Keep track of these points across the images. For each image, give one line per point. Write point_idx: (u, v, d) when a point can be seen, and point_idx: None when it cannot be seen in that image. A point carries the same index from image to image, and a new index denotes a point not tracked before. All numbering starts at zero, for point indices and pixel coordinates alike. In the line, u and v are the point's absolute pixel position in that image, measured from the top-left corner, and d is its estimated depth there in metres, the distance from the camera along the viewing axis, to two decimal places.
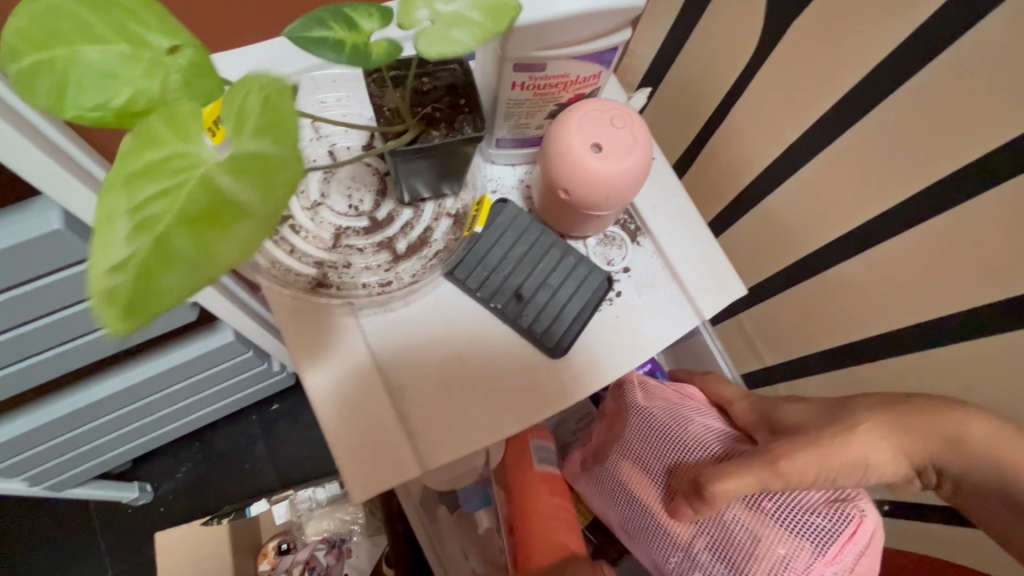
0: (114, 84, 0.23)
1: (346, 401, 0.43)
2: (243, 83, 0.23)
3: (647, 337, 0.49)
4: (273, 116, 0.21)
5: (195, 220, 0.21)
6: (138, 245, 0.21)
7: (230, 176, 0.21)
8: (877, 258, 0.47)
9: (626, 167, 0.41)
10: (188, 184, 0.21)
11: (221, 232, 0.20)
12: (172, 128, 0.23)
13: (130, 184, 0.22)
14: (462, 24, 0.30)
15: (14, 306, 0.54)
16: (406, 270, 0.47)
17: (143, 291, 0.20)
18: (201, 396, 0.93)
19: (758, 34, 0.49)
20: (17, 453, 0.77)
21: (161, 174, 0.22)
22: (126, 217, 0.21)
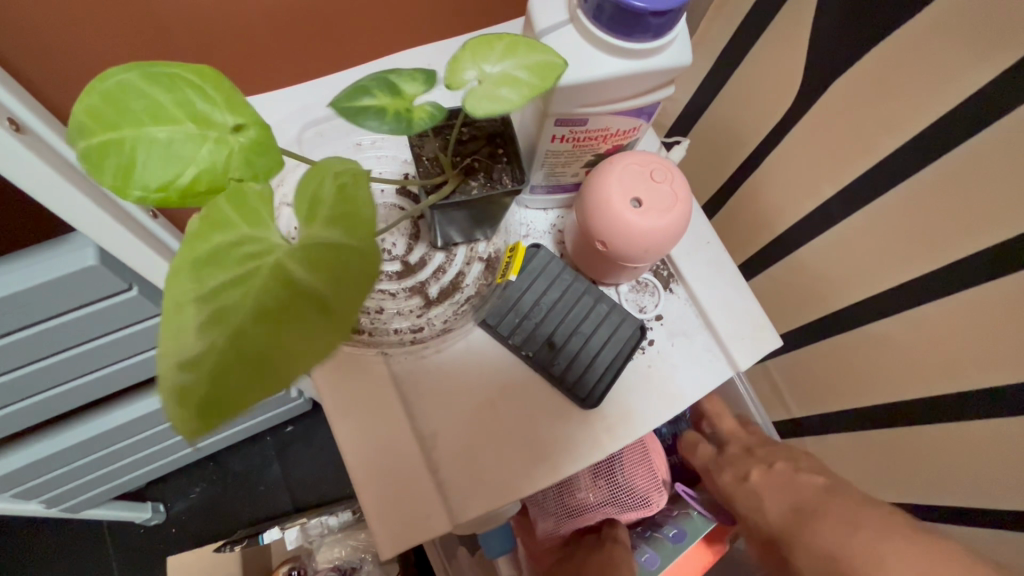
0: (181, 162, 0.23)
1: (374, 452, 0.42)
2: (313, 170, 0.25)
3: (681, 388, 0.48)
4: (350, 207, 0.23)
5: (270, 312, 0.21)
6: (211, 336, 0.21)
7: (304, 265, 0.22)
8: (918, 318, 0.46)
9: (666, 223, 0.40)
10: (260, 273, 0.22)
11: (297, 322, 0.21)
12: (242, 213, 0.23)
13: (199, 268, 0.22)
14: (511, 83, 0.30)
15: (44, 339, 0.54)
16: (437, 316, 0.47)
17: (213, 388, 0.20)
18: None
19: (800, 87, 0.49)
20: (31, 478, 0.77)
21: (228, 257, 0.22)
22: (196, 305, 0.21)
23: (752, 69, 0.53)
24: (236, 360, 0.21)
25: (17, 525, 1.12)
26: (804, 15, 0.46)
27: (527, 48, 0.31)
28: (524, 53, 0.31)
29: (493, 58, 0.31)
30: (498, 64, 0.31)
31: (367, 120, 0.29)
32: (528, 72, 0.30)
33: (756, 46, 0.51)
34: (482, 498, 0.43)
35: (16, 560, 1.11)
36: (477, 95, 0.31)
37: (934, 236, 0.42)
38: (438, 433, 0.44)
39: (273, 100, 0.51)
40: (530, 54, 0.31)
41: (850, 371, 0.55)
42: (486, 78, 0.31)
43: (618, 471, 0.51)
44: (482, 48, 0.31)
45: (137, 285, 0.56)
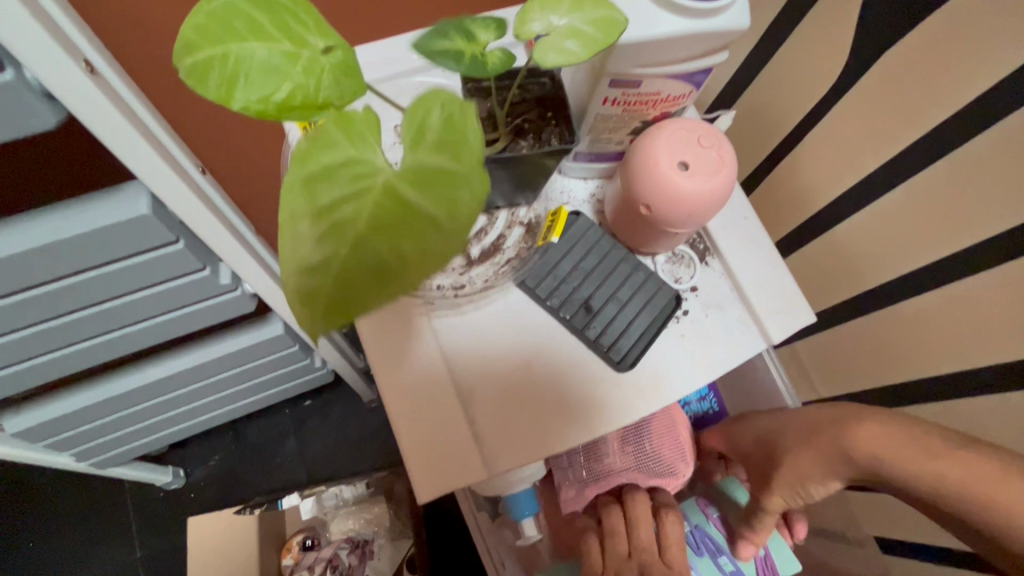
0: (278, 78, 0.24)
1: (412, 401, 0.43)
2: (419, 100, 0.25)
3: (713, 358, 0.49)
4: (455, 137, 0.24)
5: (383, 224, 0.23)
6: (330, 248, 0.23)
7: (413, 187, 0.23)
8: (954, 295, 0.46)
9: (712, 186, 0.41)
10: (373, 193, 0.23)
11: (409, 237, 0.23)
12: (348, 134, 0.24)
13: (311, 187, 0.23)
14: (576, 36, 0.31)
15: (93, 286, 0.56)
16: (479, 274, 0.48)
17: (337, 288, 0.22)
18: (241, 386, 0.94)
19: (844, 63, 0.49)
20: (66, 430, 0.79)
21: (340, 177, 0.23)
22: (312, 218, 0.23)
23: (796, 47, 0.53)
24: (355, 266, 0.22)
25: (46, 482, 1.16)
26: None
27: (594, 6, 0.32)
28: (591, 10, 0.32)
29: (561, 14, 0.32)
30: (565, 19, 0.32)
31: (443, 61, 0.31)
32: (594, 28, 0.31)
33: (801, 23, 0.52)
34: (515, 451, 0.45)
35: (43, 516, 1.15)
36: (545, 47, 0.32)
37: (973, 211, 0.42)
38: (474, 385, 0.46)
39: None
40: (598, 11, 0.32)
41: (884, 352, 0.55)
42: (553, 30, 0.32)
43: (647, 441, 0.51)
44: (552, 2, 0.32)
45: (184, 239, 0.58)
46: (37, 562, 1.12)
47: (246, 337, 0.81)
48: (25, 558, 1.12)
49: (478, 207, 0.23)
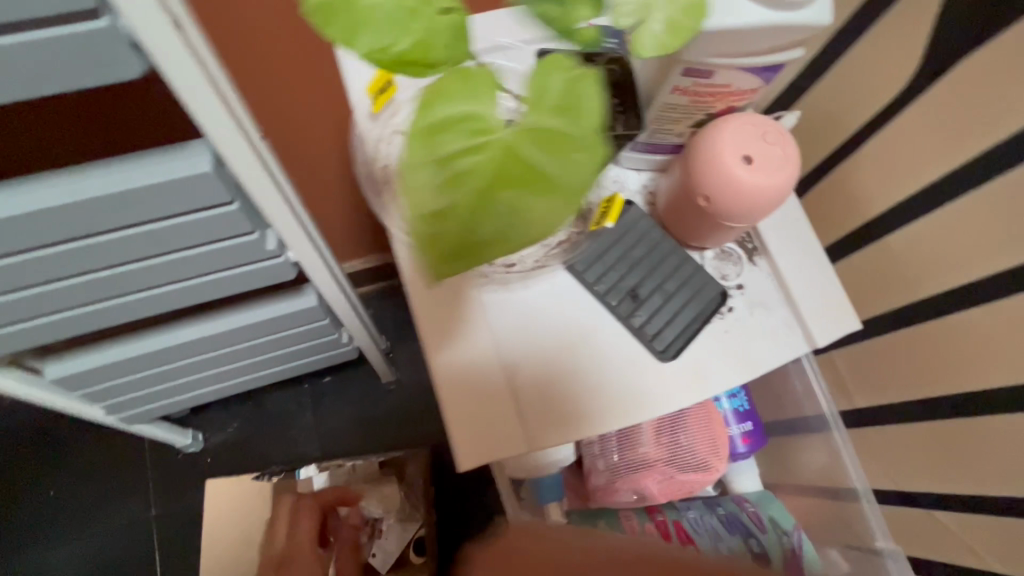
0: (396, 30, 0.25)
1: (459, 365, 0.45)
2: (542, 64, 0.25)
3: (756, 358, 0.49)
4: (576, 101, 0.24)
5: (506, 181, 0.23)
6: (451, 195, 0.23)
7: (538, 148, 0.23)
8: (1011, 308, 0.45)
9: (775, 182, 0.41)
10: (497, 149, 0.23)
11: (534, 197, 0.23)
12: (467, 88, 0.24)
13: (432, 136, 0.23)
14: (670, 26, 0.32)
15: (150, 239, 0.59)
16: (529, 257, 0.47)
17: (458, 240, 0.23)
18: (269, 355, 0.96)
19: (916, 67, 0.48)
20: (106, 380, 0.84)
21: (459, 130, 0.23)
22: (434, 168, 0.23)
23: (865, 52, 0.53)
24: (474, 218, 0.23)
25: (69, 435, 1.19)
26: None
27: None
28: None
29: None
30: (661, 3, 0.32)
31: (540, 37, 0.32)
32: (689, 19, 0.32)
33: (875, 25, 0.51)
34: (554, 432, 0.45)
35: (64, 468, 1.17)
36: (639, 34, 0.32)
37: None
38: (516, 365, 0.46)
39: None
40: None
41: (926, 365, 0.55)
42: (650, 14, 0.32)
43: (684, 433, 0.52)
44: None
45: (239, 202, 0.59)
46: (57, 511, 1.16)
47: (281, 306, 0.83)
48: (45, 507, 1.16)
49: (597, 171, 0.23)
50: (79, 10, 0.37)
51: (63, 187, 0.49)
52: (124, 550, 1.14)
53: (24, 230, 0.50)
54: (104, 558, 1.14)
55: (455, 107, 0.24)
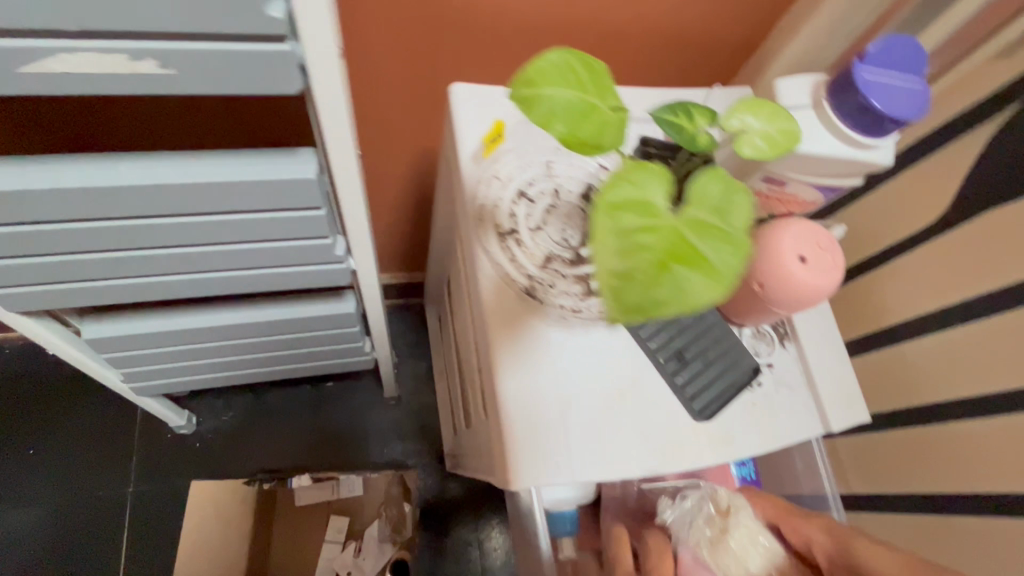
0: (576, 116, 0.31)
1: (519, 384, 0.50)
2: (704, 173, 0.30)
3: (777, 429, 0.55)
4: (723, 217, 0.28)
5: (677, 255, 0.26)
6: (633, 259, 0.25)
7: (697, 234, 0.27)
8: (998, 428, 0.54)
9: (822, 281, 0.48)
10: (668, 229, 0.26)
11: (700, 278, 0.26)
12: (639, 181, 0.28)
13: (615, 213, 0.26)
14: (675, 300, 0.25)
15: (233, 227, 0.64)
16: (593, 305, 0.53)
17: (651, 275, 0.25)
18: (293, 352, 1.00)
19: (938, 206, 0.59)
20: (142, 347, 0.86)
21: (630, 220, 0.26)
22: (619, 233, 0.26)
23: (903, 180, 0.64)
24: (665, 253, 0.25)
25: (64, 397, 1.19)
26: (964, 147, 0.56)
27: (740, 189, 0.30)
28: (719, 241, 0.27)
29: (714, 182, 0.30)
30: (671, 212, 0.27)
31: (554, 125, 0.31)
32: (736, 268, 0.26)
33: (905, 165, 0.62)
34: (570, 468, 0.49)
35: (51, 428, 1.17)
36: (621, 165, 0.29)
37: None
38: (509, 415, 0.49)
39: (479, 94, 0.59)
40: (728, 200, 0.29)
41: (926, 464, 0.62)
42: (603, 229, 0.26)
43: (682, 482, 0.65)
44: (638, 172, 0.29)
45: (325, 207, 0.65)
46: (30, 473, 1.14)
47: (323, 306, 0.87)
48: (17, 463, 1.14)
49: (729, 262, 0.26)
50: (269, 34, 0.44)
51: (179, 167, 0.55)
52: (92, 522, 1.12)
53: (137, 196, 0.56)
54: (69, 529, 1.12)
55: (629, 188, 0.28)
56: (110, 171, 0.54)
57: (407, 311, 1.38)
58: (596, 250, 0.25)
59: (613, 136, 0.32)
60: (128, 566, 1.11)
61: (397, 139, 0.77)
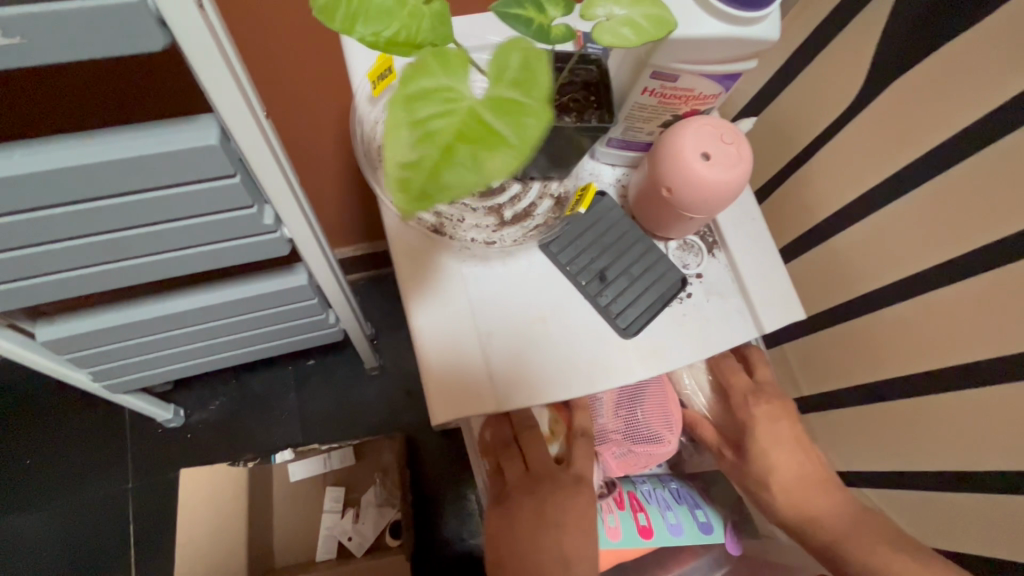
0: (389, 15, 0.30)
1: (438, 319, 0.50)
2: (509, 42, 0.30)
3: (711, 336, 0.54)
4: (527, 81, 0.29)
5: (468, 137, 0.28)
6: (424, 149, 0.27)
7: (491, 112, 0.29)
8: (933, 302, 0.55)
9: (729, 177, 0.46)
10: (461, 111, 0.28)
11: (490, 153, 0.28)
12: (442, 64, 0.29)
13: (408, 101, 0.28)
14: (464, 181, 0.28)
15: (149, 206, 0.63)
16: (508, 235, 0.53)
17: (437, 160, 0.27)
18: (258, 332, 1.00)
19: (860, 86, 0.57)
20: (101, 345, 0.86)
21: (426, 104, 0.28)
22: (409, 128, 0.27)
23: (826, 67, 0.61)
24: (458, 133, 0.28)
25: (50, 407, 1.21)
26: (877, 19, 0.54)
27: (540, 49, 0.30)
28: (515, 115, 0.29)
29: (512, 50, 0.30)
30: (471, 93, 0.29)
31: (357, 29, 0.30)
32: (530, 135, 0.29)
33: (825, 50, 0.60)
34: (496, 395, 0.49)
35: (42, 439, 1.19)
36: (424, 53, 0.29)
37: (976, 225, 0.49)
38: (427, 349, 0.49)
39: None
40: (527, 68, 0.29)
41: (872, 352, 0.63)
42: (396, 122, 0.27)
43: (630, 403, 0.62)
44: (441, 56, 0.29)
45: (240, 174, 0.63)
46: (32, 483, 1.17)
47: (273, 282, 0.87)
48: (15, 476, 1.17)
49: (525, 129, 0.29)
50: None
51: (72, 149, 0.54)
52: (98, 521, 1.16)
53: (34, 185, 0.54)
54: (77, 531, 1.15)
55: (435, 73, 0.29)
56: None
57: (379, 281, 1.38)
58: (388, 140, 0.27)
59: (430, 28, 0.30)
60: (139, 557, 1.14)
61: (316, 97, 0.75)
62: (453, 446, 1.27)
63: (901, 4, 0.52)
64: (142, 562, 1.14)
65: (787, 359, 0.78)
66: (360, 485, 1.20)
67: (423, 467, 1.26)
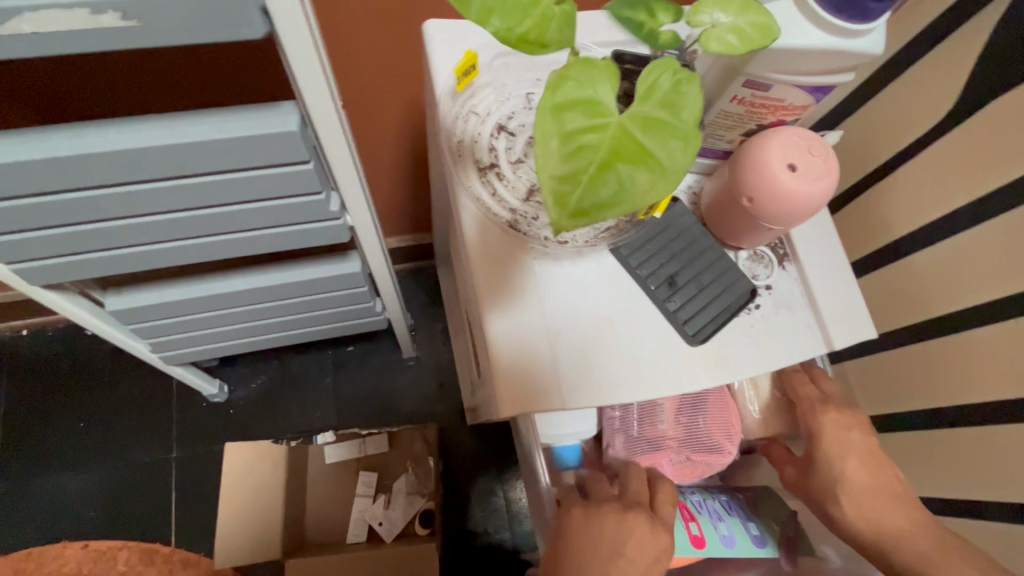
0: (520, 13, 0.30)
1: (509, 313, 0.50)
2: (656, 67, 0.33)
3: (778, 349, 0.53)
4: (673, 105, 0.32)
5: (621, 155, 0.30)
6: (579, 162, 0.29)
7: (642, 132, 0.31)
8: (1013, 331, 0.52)
9: (815, 189, 0.46)
10: (613, 131, 0.30)
11: (642, 172, 0.30)
12: (592, 80, 0.31)
13: (561, 116, 0.29)
14: (618, 196, 0.29)
15: (225, 187, 0.65)
16: (580, 236, 0.53)
17: (594, 174, 0.29)
18: (307, 316, 1.02)
19: (952, 103, 0.55)
20: (161, 317, 0.90)
21: (577, 119, 0.30)
22: (563, 140, 0.29)
23: (915, 80, 0.59)
24: (612, 151, 0.29)
25: (104, 373, 1.26)
26: (976, 36, 0.52)
27: (689, 75, 0.33)
28: (665, 135, 0.31)
29: (661, 74, 0.33)
30: (619, 112, 0.31)
31: (491, 21, 0.30)
32: (682, 161, 0.31)
33: (917, 65, 0.59)
34: (561, 392, 0.49)
35: (96, 403, 1.24)
36: (570, 64, 0.31)
37: None
38: (497, 342, 0.50)
39: (456, 28, 0.58)
40: (675, 92, 0.32)
41: (943, 377, 0.61)
42: (552, 135, 0.29)
43: (691, 412, 0.61)
44: (587, 70, 0.31)
45: (312, 161, 0.65)
46: (83, 444, 1.22)
47: (327, 267, 0.89)
48: (68, 437, 1.22)
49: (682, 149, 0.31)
50: None
51: (162, 129, 0.56)
52: (140, 486, 1.20)
53: (125, 161, 0.57)
54: (121, 493, 1.20)
55: (585, 89, 0.31)
56: (97, 139, 0.55)
57: (422, 274, 1.40)
58: (542, 151, 0.28)
59: (557, 31, 0.31)
60: (177, 523, 1.19)
61: (386, 89, 0.76)
62: (484, 442, 1.28)
63: (1005, 22, 0.50)
64: (179, 528, 1.19)
65: (846, 378, 0.76)
66: (392, 471, 1.22)
67: (455, 460, 1.27)
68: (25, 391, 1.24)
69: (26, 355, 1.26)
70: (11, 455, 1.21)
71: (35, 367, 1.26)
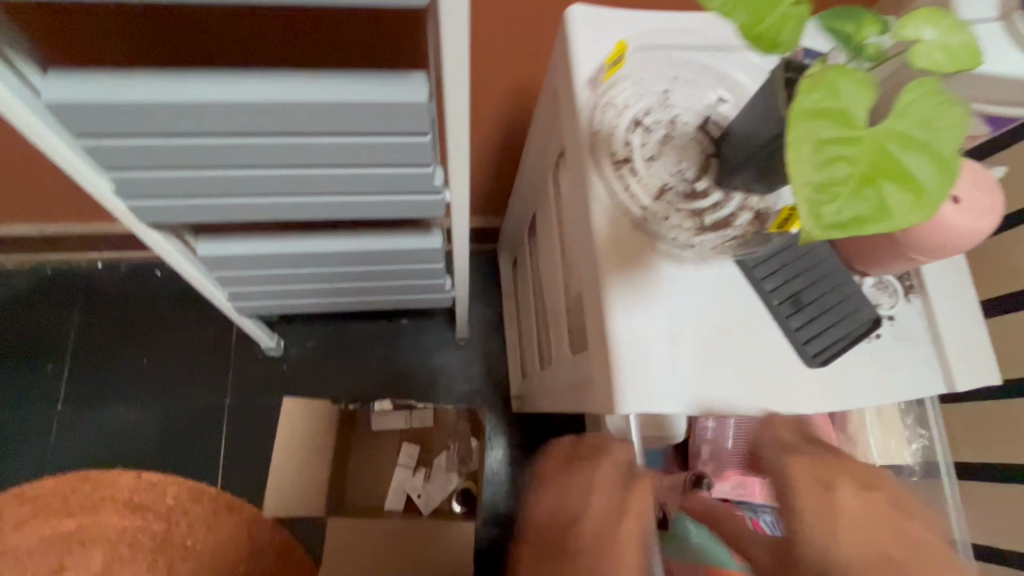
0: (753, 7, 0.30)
1: (632, 309, 0.50)
2: (920, 86, 0.31)
3: (895, 382, 0.52)
4: (936, 125, 0.30)
5: (879, 170, 0.28)
6: (834, 173, 0.28)
7: (901, 150, 0.29)
8: None
9: (976, 225, 0.44)
10: (872, 145, 0.28)
11: (898, 191, 0.28)
12: (854, 91, 0.29)
13: (817, 126, 0.28)
14: (875, 214, 0.28)
15: (342, 150, 0.66)
16: (707, 242, 0.52)
17: (851, 189, 0.27)
18: (379, 284, 1.03)
19: None
20: (246, 268, 0.92)
21: (835, 130, 0.28)
22: (819, 150, 0.28)
23: None
24: (871, 166, 0.28)
25: (170, 313, 1.30)
26: None
27: (952, 97, 0.31)
28: (924, 157, 0.29)
29: (923, 92, 0.31)
30: (877, 127, 0.29)
31: (736, 14, 0.30)
32: (940, 186, 0.29)
33: None
34: (673, 395, 0.49)
35: (161, 341, 1.29)
36: (828, 75, 0.30)
37: None
38: (616, 337, 0.49)
39: (602, 17, 0.57)
40: (940, 113, 0.30)
41: None
42: (803, 142, 0.28)
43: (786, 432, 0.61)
44: (849, 82, 0.29)
45: (430, 134, 0.65)
46: (145, 378, 1.27)
47: (411, 240, 0.90)
48: (132, 370, 1.27)
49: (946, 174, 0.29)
50: None
51: (301, 86, 0.56)
52: (194, 426, 1.25)
53: (260, 113, 0.58)
54: (176, 430, 1.25)
55: (843, 100, 0.29)
56: (239, 88, 0.56)
57: (482, 256, 1.40)
58: (796, 161, 0.28)
59: (792, 31, 0.30)
60: (225, 466, 1.23)
61: (502, 69, 0.76)
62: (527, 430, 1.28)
63: None
64: (227, 471, 1.23)
65: None
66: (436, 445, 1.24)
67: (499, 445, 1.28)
68: (97, 321, 1.29)
69: (102, 287, 1.31)
70: (78, 380, 1.26)
71: (110, 300, 1.31)
